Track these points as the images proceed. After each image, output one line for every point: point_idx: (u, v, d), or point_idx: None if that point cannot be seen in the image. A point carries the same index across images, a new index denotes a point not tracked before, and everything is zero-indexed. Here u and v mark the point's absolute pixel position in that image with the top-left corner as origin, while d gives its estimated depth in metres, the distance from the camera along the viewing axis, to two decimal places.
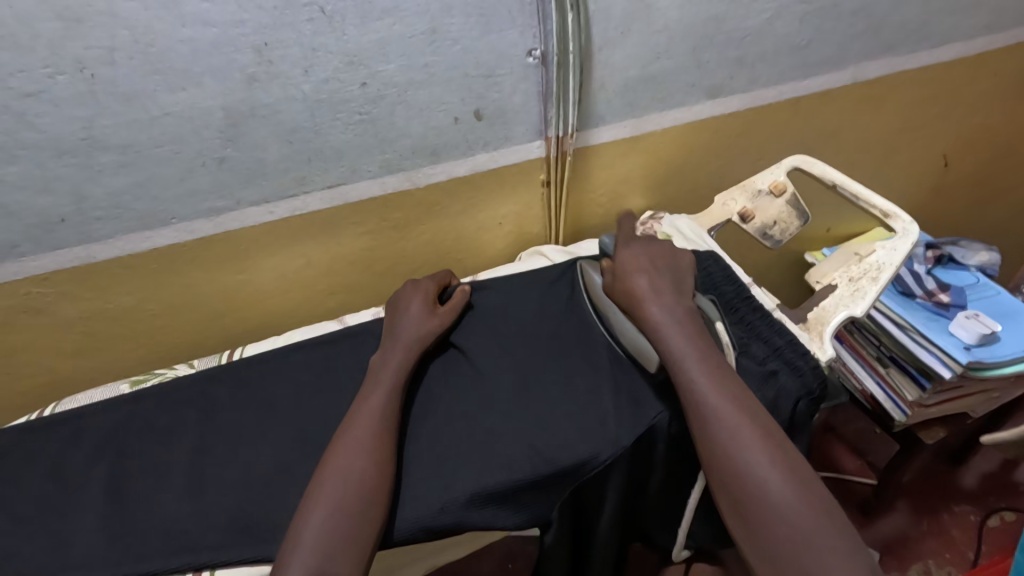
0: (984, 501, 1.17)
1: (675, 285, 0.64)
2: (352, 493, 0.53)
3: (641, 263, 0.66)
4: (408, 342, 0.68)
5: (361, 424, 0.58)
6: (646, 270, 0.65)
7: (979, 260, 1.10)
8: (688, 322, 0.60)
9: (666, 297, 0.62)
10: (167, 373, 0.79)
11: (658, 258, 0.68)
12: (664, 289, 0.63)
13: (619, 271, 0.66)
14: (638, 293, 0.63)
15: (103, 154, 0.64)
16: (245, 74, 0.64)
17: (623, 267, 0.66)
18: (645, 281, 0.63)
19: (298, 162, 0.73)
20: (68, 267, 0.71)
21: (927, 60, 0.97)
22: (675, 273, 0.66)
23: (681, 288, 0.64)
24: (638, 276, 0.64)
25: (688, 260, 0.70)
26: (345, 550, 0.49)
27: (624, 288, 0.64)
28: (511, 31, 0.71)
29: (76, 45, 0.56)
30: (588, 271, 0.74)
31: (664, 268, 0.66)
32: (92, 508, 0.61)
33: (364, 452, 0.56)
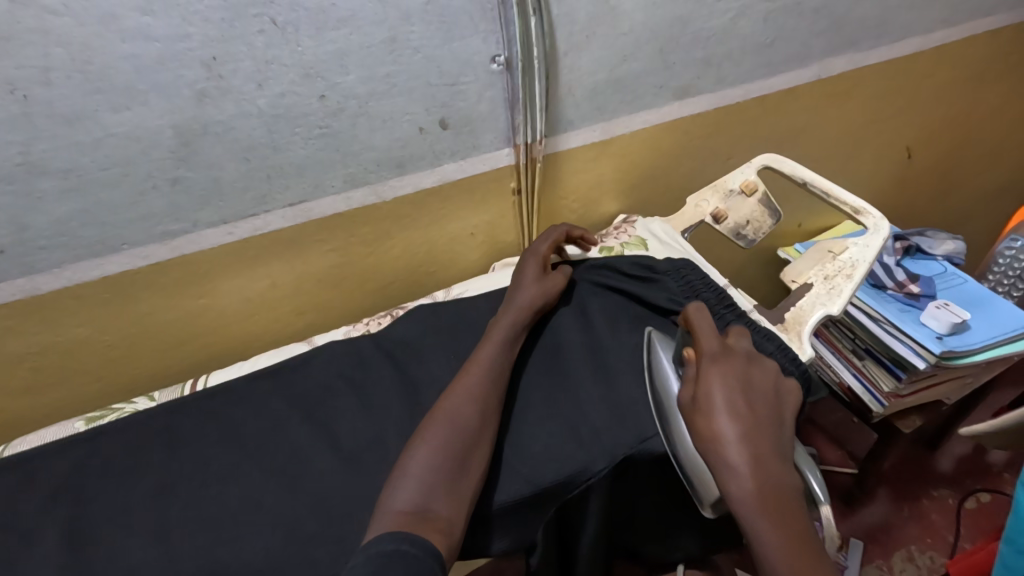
0: (961, 484, 1.19)
1: (778, 442, 0.46)
2: (459, 446, 0.54)
3: (736, 400, 0.47)
4: (523, 307, 0.69)
5: (470, 376, 0.61)
6: (744, 418, 0.46)
7: (945, 249, 1.11)
8: (752, 431, 0.45)
9: (765, 469, 0.44)
10: (126, 408, 0.75)
11: (758, 396, 0.48)
12: (764, 449, 0.45)
13: (703, 405, 0.47)
14: (727, 452, 0.45)
15: (43, 180, 0.60)
16: (195, 90, 0.60)
17: (711, 403, 0.47)
18: (740, 439, 0.45)
19: (257, 180, 0.70)
20: (11, 300, 0.67)
21: (886, 54, 0.99)
22: (775, 419, 0.48)
23: (781, 437, 0.47)
24: (730, 424, 0.46)
25: (792, 395, 0.51)
26: (448, 497, 0.51)
27: (706, 431, 0.46)
28: (474, 37, 0.69)
29: (5, 65, 0.53)
30: (665, 360, 0.57)
31: (761, 410, 0.47)
32: (45, 560, 0.57)
33: (470, 404, 0.58)
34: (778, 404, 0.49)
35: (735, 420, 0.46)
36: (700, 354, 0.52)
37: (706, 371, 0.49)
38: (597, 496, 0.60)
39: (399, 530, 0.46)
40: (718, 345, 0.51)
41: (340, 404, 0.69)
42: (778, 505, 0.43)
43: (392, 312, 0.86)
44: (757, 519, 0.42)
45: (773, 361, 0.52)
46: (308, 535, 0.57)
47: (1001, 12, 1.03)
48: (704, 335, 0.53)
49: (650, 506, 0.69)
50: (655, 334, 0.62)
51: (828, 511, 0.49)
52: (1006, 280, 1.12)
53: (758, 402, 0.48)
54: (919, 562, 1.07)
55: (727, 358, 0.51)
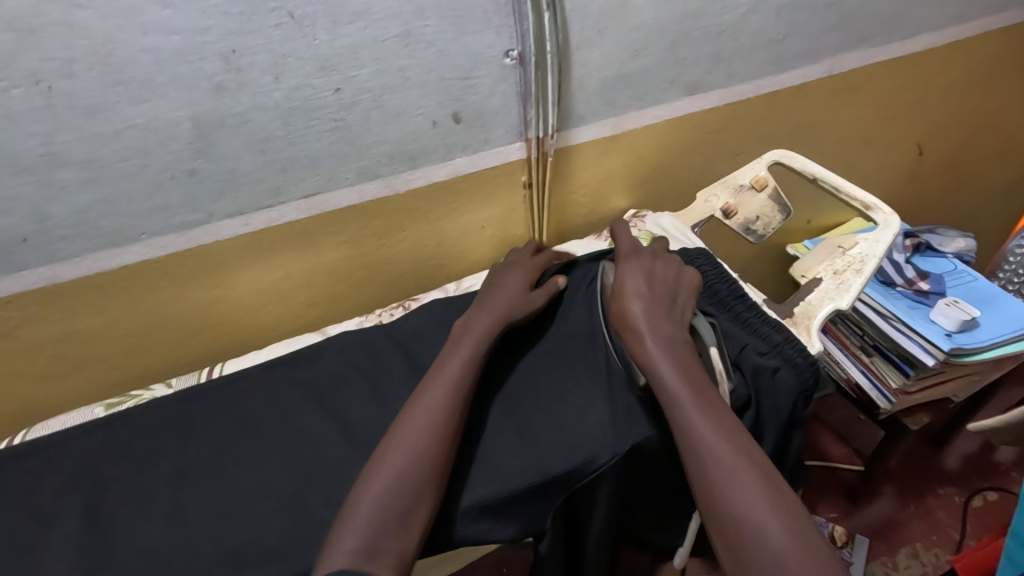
0: (968, 483, 1.19)
1: (672, 313, 0.62)
2: (415, 476, 0.52)
3: (640, 285, 0.65)
4: (499, 320, 0.67)
5: (432, 396, 0.58)
6: (643, 295, 0.63)
7: (955, 247, 1.11)
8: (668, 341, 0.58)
9: (659, 328, 0.60)
10: (143, 395, 0.77)
11: (658, 281, 0.66)
12: (660, 316, 0.61)
13: (617, 290, 0.65)
14: (632, 320, 0.61)
15: (64, 171, 0.61)
16: (213, 83, 0.61)
17: (620, 287, 0.65)
18: (640, 309, 0.62)
19: (272, 172, 0.71)
20: (32, 288, 0.68)
21: (898, 51, 0.98)
22: (671, 296, 0.65)
23: (676, 312, 0.63)
24: (634, 301, 0.63)
25: (691, 280, 0.68)
26: (403, 530, 0.50)
27: (618, 310, 0.63)
28: (487, 32, 0.70)
29: (29, 57, 0.54)
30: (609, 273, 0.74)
31: (659, 293, 0.64)
32: (66, 541, 0.59)
33: (430, 430, 0.55)
34: (678, 288, 0.66)
35: (636, 297, 0.63)
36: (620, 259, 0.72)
37: (622, 268, 0.68)
38: (607, 486, 0.60)
39: (347, 571, 0.46)
40: (631, 251, 0.71)
41: (352, 393, 0.70)
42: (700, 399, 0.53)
43: (404, 304, 0.87)
44: (679, 408, 0.52)
45: (675, 259, 0.70)
46: (322, 520, 0.59)
47: (1014, 8, 1.02)
48: (623, 244, 0.74)
49: (658, 497, 0.70)
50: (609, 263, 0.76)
51: (715, 352, 0.61)
52: (1016, 278, 1.12)
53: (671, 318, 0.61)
54: (924, 558, 1.07)
55: (637, 259, 0.70)
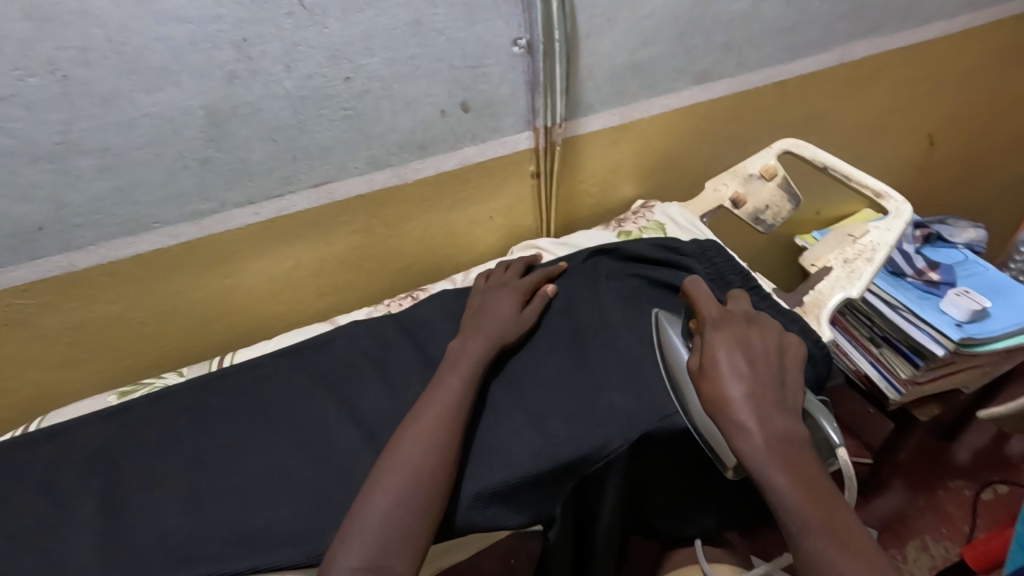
0: (977, 476, 1.18)
1: (782, 398, 0.50)
2: (418, 496, 0.52)
3: (740, 364, 0.51)
4: (494, 338, 0.67)
5: (428, 416, 0.57)
6: (746, 378, 0.50)
7: (966, 238, 1.11)
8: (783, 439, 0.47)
9: (772, 423, 0.48)
10: (157, 383, 0.78)
11: (761, 358, 0.52)
12: (766, 399, 0.49)
13: (709, 373, 0.51)
14: (734, 411, 0.49)
15: (80, 159, 0.62)
16: (225, 72, 0.62)
17: (716, 366, 0.51)
18: (745, 399, 0.49)
19: (283, 161, 0.71)
20: (48, 277, 0.69)
21: (909, 40, 0.98)
22: (778, 374, 0.52)
23: (783, 385, 0.51)
24: (736, 386, 0.50)
25: (797, 350, 0.54)
26: (406, 549, 0.49)
27: (714, 394, 0.50)
28: (496, 20, 0.70)
29: (46, 46, 0.54)
30: (671, 334, 0.60)
31: (765, 372, 0.51)
32: (84, 524, 0.60)
33: (429, 448, 0.54)
34: (783, 360, 0.54)
35: (739, 380, 0.50)
36: (705, 324, 0.57)
37: (711, 339, 0.54)
38: (618, 472, 0.61)
39: None
40: (718, 313, 0.56)
41: (363, 380, 0.71)
42: (836, 527, 0.43)
43: (413, 294, 0.88)
44: (808, 538, 0.43)
45: (772, 322, 0.57)
46: (334, 504, 0.59)
47: None
48: (706, 305, 0.59)
49: (667, 484, 0.70)
50: (662, 313, 0.63)
51: (844, 454, 0.50)
52: None
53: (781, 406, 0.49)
54: (933, 551, 1.07)
55: (728, 324, 0.55)
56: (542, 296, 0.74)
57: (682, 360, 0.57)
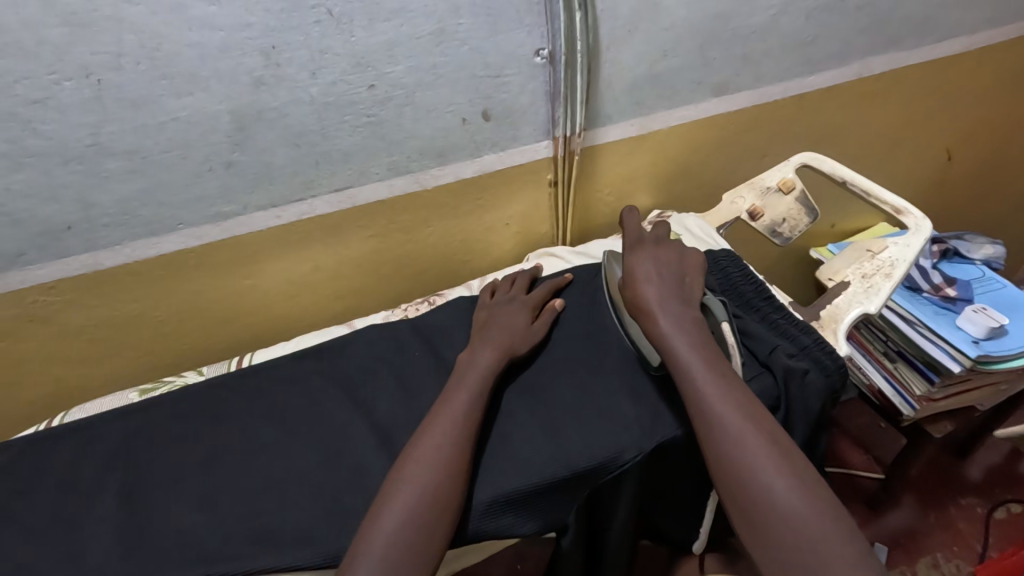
0: (990, 494, 1.17)
1: (683, 295, 0.63)
2: (424, 516, 0.51)
3: (650, 270, 0.66)
4: (505, 351, 0.66)
5: (439, 428, 0.57)
6: (655, 280, 0.64)
7: (984, 254, 1.09)
8: (707, 350, 0.56)
9: (670, 308, 0.61)
10: (176, 381, 0.79)
11: (667, 267, 0.66)
12: (671, 298, 0.62)
13: (629, 277, 0.66)
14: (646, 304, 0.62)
15: (110, 161, 0.63)
16: (253, 77, 0.63)
17: (633, 274, 0.65)
18: (652, 292, 0.62)
19: (306, 165, 0.72)
20: (74, 275, 0.71)
21: (930, 54, 0.98)
22: (682, 279, 0.65)
23: (692, 298, 0.63)
24: (648, 287, 0.63)
25: (695, 260, 0.68)
26: (416, 561, 0.49)
27: (632, 297, 0.63)
28: (520, 31, 0.71)
29: (82, 51, 0.56)
30: (613, 265, 0.74)
31: (669, 276, 0.65)
32: (104, 520, 0.61)
33: (439, 460, 0.55)
34: (687, 270, 0.67)
35: (651, 282, 0.64)
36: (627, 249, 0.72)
37: (631, 256, 0.69)
38: (631, 482, 0.61)
39: None
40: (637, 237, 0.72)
41: (379, 384, 0.72)
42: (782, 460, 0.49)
43: (429, 299, 0.88)
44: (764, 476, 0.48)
45: (680, 243, 0.71)
46: (350, 506, 0.60)
47: None
48: (629, 234, 0.74)
49: (678, 494, 0.70)
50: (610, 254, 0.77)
51: (728, 327, 0.62)
52: None
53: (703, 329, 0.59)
54: (945, 568, 1.06)
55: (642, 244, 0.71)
56: (552, 308, 0.73)
57: (617, 283, 0.71)
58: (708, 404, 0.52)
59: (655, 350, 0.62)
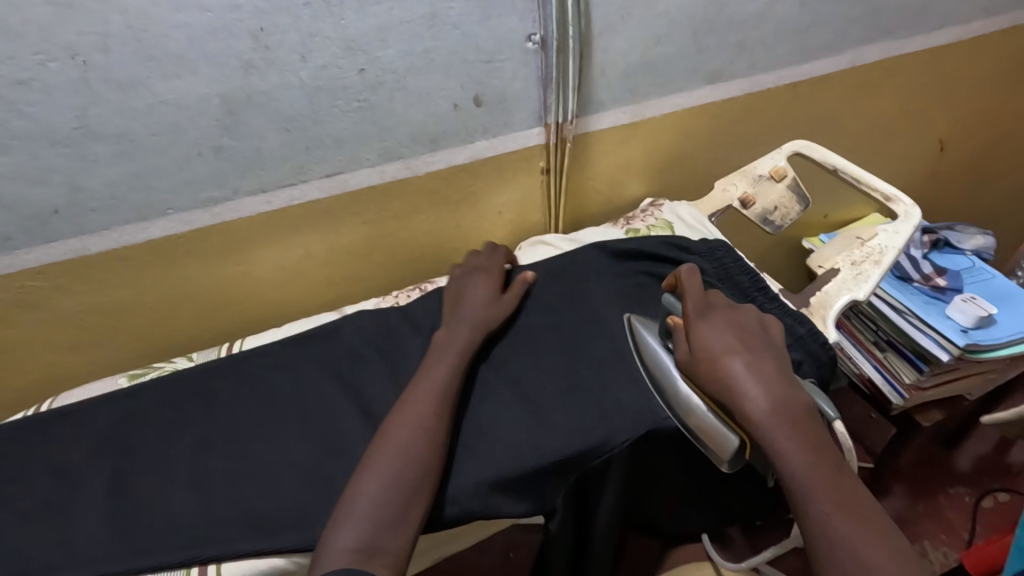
0: (978, 483, 1.18)
1: (777, 369, 0.51)
2: (409, 481, 0.52)
3: (730, 340, 0.53)
4: (478, 324, 0.68)
5: (416, 401, 0.58)
6: (741, 352, 0.52)
7: (974, 244, 1.11)
8: (829, 464, 0.45)
9: (773, 390, 0.49)
10: (166, 367, 0.79)
11: (750, 334, 0.54)
12: (767, 376, 0.50)
13: (705, 356, 0.52)
14: (736, 384, 0.49)
15: (97, 144, 0.63)
16: (242, 61, 0.63)
17: (709, 349, 0.52)
18: (746, 370, 0.50)
19: (296, 150, 0.72)
20: (62, 259, 0.70)
21: (923, 44, 0.98)
22: (770, 351, 0.53)
23: (790, 376, 0.51)
24: (735, 361, 0.51)
25: (777, 329, 0.57)
26: (398, 527, 0.50)
27: (716, 378, 0.51)
28: (512, 15, 0.70)
29: (68, 31, 0.55)
30: (647, 335, 0.62)
31: (755, 345, 0.53)
32: (94, 504, 0.61)
33: (416, 430, 0.55)
34: (771, 342, 0.55)
35: (738, 356, 0.51)
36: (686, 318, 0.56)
37: (705, 328, 0.54)
38: (620, 468, 0.61)
39: (349, 569, 0.45)
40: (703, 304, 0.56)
41: (370, 370, 0.72)
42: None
43: (421, 286, 0.88)
44: None
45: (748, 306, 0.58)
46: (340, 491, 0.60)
47: None
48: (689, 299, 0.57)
49: (668, 482, 0.70)
50: (633, 317, 0.65)
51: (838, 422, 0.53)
52: None
53: (815, 423, 0.48)
54: (932, 556, 1.07)
55: (713, 313, 0.56)
56: (524, 279, 0.75)
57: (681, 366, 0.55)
58: (841, 535, 0.42)
59: (737, 435, 0.51)
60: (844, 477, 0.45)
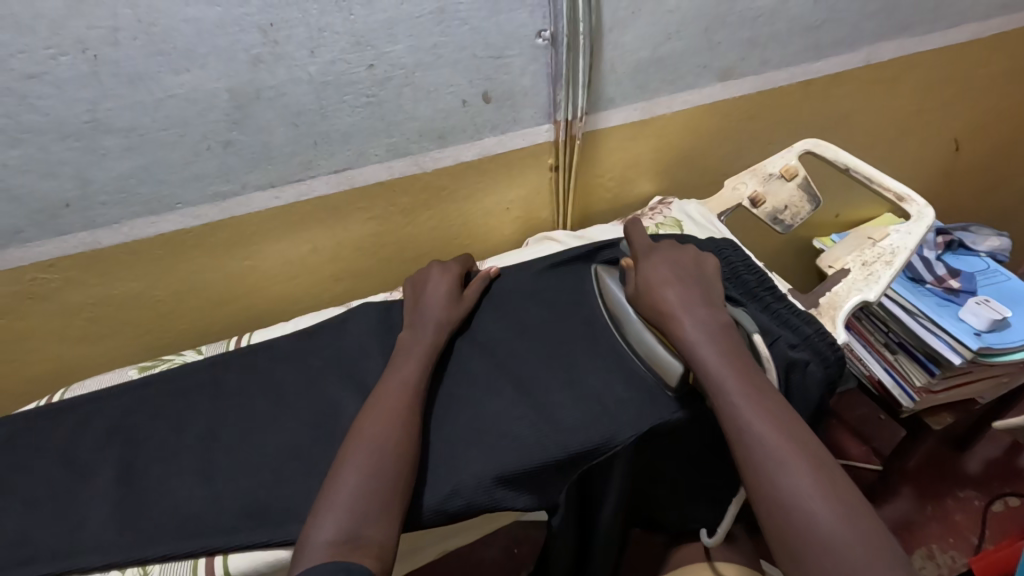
0: (988, 487, 1.17)
1: (706, 297, 0.61)
2: (387, 471, 0.52)
3: (666, 274, 0.63)
4: (443, 324, 0.69)
5: (387, 399, 0.58)
6: (674, 283, 0.62)
7: (989, 245, 1.09)
8: (740, 365, 0.53)
9: (693, 310, 0.58)
10: (175, 359, 0.79)
11: (685, 271, 0.64)
12: (693, 300, 0.60)
13: (643, 285, 0.63)
14: (664, 307, 0.60)
15: (107, 138, 0.63)
16: (251, 55, 0.63)
17: (648, 281, 0.63)
18: (673, 296, 0.60)
19: (304, 145, 0.72)
20: (73, 252, 0.71)
21: (939, 42, 0.96)
22: (702, 284, 0.63)
23: (714, 298, 0.61)
24: (667, 290, 0.61)
25: (712, 266, 0.66)
26: (381, 518, 0.49)
27: (652, 304, 0.61)
28: (521, 11, 0.70)
29: (78, 25, 0.55)
30: (612, 280, 0.71)
31: (688, 278, 0.63)
32: (102, 493, 0.61)
33: (392, 423, 0.55)
34: (706, 276, 0.65)
35: (668, 285, 0.61)
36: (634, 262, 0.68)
37: (645, 264, 0.66)
38: (623, 465, 0.60)
39: (331, 563, 0.44)
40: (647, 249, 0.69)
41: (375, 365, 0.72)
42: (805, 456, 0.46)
43: None
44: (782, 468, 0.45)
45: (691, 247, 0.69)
46: None
47: None
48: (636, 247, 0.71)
49: (673, 480, 0.69)
50: (600, 267, 0.73)
51: (761, 340, 0.59)
52: None
53: (731, 332, 0.57)
54: (939, 560, 1.06)
55: (657, 254, 0.67)
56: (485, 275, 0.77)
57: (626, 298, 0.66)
58: (746, 419, 0.48)
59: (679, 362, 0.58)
60: (755, 379, 0.52)
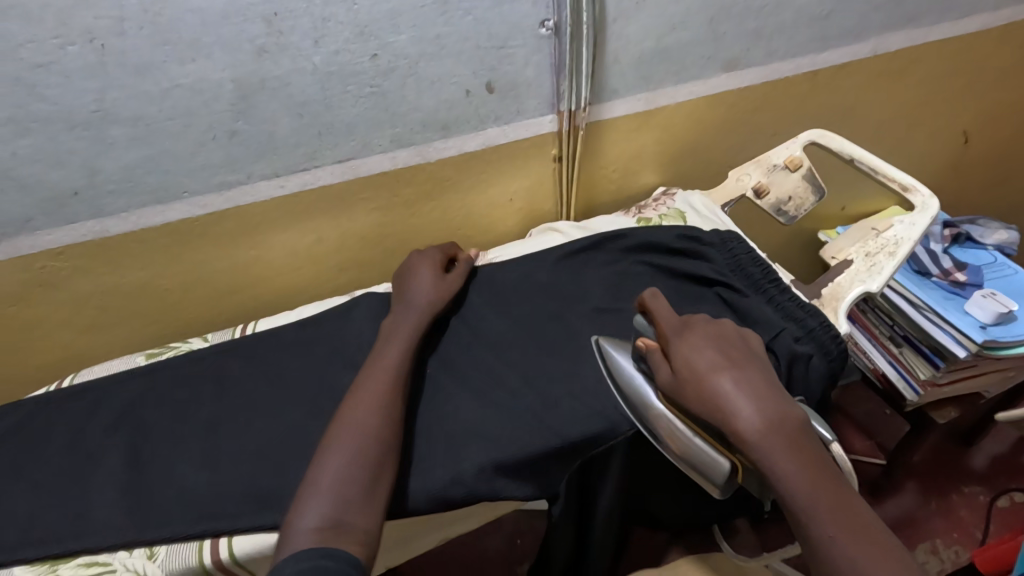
0: (993, 482, 1.16)
1: (766, 382, 0.46)
2: (370, 457, 0.52)
3: (715, 357, 0.46)
4: (435, 308, 0.69)
5: (369, 383, 0.58)
6: (726, 368, 0.45)
7: (996, 239, 1.08)
8: (829, 481, 0.41)
9: (764, 406, 0.43)
10: (182, 347, 0.80)
11: (732, 347, 0.48)
12: (758, 389, 0.44)
13: (688, 375, 0.45)
14: (723, 404, 0.43)
15: (114, 127, 0.64)
16: (255, 46, 0.63)
17: (695, 369, 0.45)
18: (735, 388, 0.44)
19: (308, 135, 0.72)
20: (81, 240, 0.72)
21: (949, 32, 0.95)
22: (754, 363, 0.47)
23: (775, 382, 0.45)
24: (722, 380, 0.44)
25: (755, 339, 0.51)
26: (365, 507, 0.50)
27: (704, 401, 0.44)
28: (524, 1, 0.70)
29: (85, 15, 0.56)
30: (621, 358, 0.52)
31: (741, 360, 0.47)
32: (109, 477, 0.62)
33: (374, 409, 0.56)
34: (755, 355, 0.49)
35: (724, 374, 0.45)
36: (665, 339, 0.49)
37: (686, 345, 0.47)
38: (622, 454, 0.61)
39: (318, 548, 0.45)
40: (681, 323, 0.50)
41: None
42: None
43: None
44: None
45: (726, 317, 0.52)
46: None
47: None
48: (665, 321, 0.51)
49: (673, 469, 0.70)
50: (603, 339, 0.54)
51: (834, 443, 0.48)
52: None
53: (811, 440, 0.43)
54: (943, 554, 1.06)
55: (693, 331, 0.49)
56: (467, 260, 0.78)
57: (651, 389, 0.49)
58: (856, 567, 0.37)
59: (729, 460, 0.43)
60: (847, 494, 0.41)
